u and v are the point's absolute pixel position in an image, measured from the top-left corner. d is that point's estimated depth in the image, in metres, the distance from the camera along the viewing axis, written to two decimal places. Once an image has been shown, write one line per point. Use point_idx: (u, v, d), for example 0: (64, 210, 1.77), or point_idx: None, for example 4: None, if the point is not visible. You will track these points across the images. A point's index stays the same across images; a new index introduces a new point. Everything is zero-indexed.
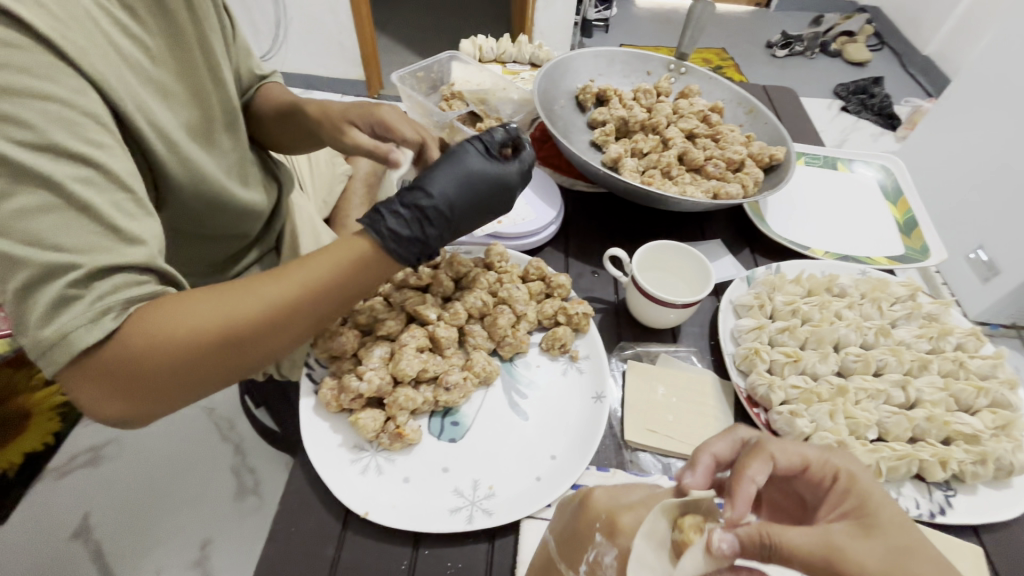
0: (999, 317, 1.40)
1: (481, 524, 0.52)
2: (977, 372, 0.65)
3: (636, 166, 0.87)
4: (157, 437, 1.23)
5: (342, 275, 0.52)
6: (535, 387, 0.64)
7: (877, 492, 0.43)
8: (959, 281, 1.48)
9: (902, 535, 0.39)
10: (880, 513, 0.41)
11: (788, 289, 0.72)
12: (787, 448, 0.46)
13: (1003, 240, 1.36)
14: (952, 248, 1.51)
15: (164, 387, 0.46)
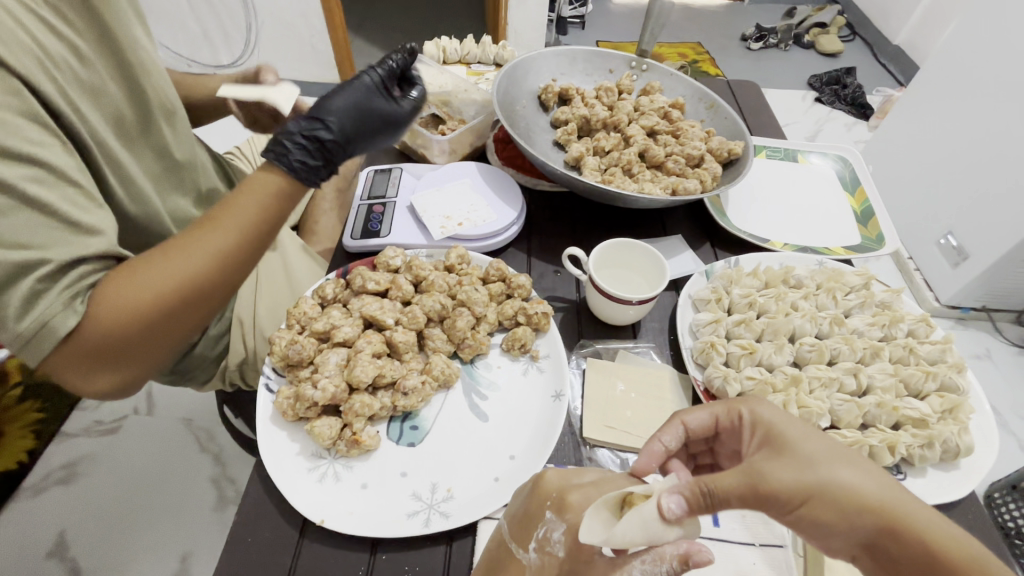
0: (970, 299, 1.44)
1: (438, 527, 0.52)
2: (927, 358, 0.67)
3: (597, 164, 0.88)
4: (136, 450, 1.22)
5: (271, 212, 0.53)
6: (495, 388, 0.64)
7: (778, 415, 0.46)
8: (931, 264, 1.51)
9: (804, 445, 0.42)
10: (781, 431, 0.44)
11: (744, 282, 0.73)
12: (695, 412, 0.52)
13: (970, 225, 1.38)
14: (924, 234, 1.54)
15: (144, 349, 0.50)
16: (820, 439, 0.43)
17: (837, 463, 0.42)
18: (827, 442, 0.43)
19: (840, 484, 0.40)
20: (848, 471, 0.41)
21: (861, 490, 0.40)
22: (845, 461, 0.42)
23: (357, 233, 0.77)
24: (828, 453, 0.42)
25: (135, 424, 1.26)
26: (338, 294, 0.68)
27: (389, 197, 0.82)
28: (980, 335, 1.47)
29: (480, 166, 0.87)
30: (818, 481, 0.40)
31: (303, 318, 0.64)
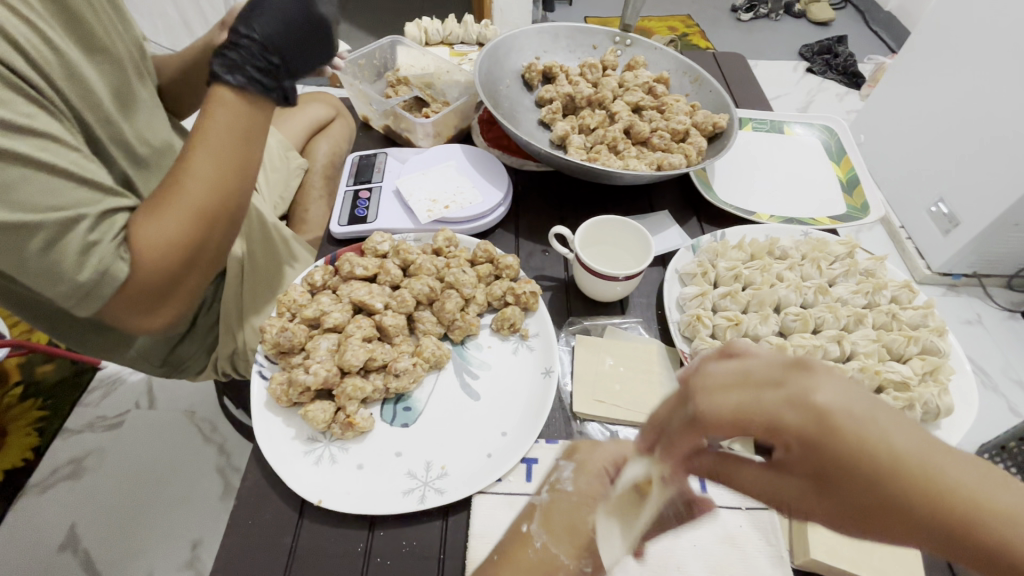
0: (962, 266, 1.45)
1: (433, 503, 0.54)
2: (909, 322, 0.68)
3: (583, 142, 0.87)
4: (139, 443, 1.24)
5: (245, 127, 0.56)
6: (486, 366, 0.66)
7: (838, 418, 0.28)
8: (922, 233, 1.52)
9: (862, 468, 0.28)
10: (836, 448, 0.28)
11: (730, 254, 0.74)
12: (712, 406, 0.30)
13: (959, 191, 1.39)
14: (915, 202, 1.54)
15: (179, 280, 0.56)
16: (894, 449, 0.28)
17: (907, 483, 0.28)
18: (900, 447, 0.28)
19: (913, 504, 0.28)
20: (927, 491, 0.28)
21: (941, 510, 0.28)
22: (928, 472, 0.28)
23: (344, 219, 0.78)
24: (898, 473, 0.28)
25: (137, 418, 1.27)
26: (327, 280, 0.69)
27: (375, 182, 0.82)
28: (972, 301, 1.48)
29: (466, 148, 0.86)
30: (885, 504, 0.29)
31: (293, 305, 0.65)
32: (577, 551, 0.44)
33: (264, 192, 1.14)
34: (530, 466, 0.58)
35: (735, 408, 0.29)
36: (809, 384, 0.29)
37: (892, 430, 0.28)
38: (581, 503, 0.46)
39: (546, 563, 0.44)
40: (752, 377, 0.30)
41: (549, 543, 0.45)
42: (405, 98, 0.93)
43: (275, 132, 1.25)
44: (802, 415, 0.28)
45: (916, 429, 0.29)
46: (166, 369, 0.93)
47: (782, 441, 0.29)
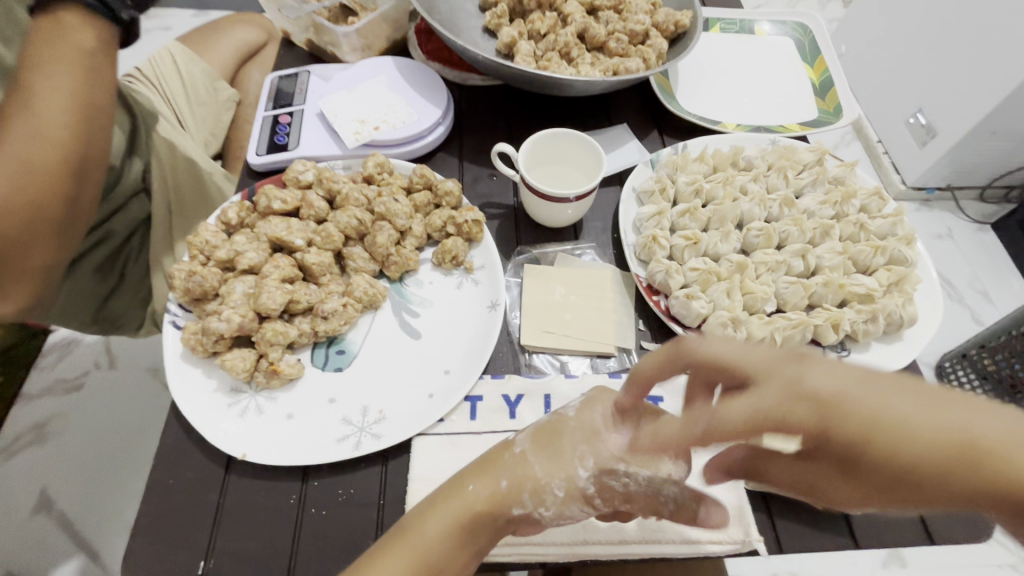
0: (937, 180, 1.36)
1: (369, 448, 0.50)
2: (877, 233, 0.64)
3: (531, 50, 0.78)
4: (104, 403, 1.16)
5: (78, 67, 0.53)
6: (427, 304, 0.60)
7: (832, 401, 0.31)
8: (897, 146, 1.40)
9: (888, 443, 0.30)
10: (852, 429, 0.30)
11: (691, 168, 0.68)
12: (719, 411, 0.34)
13: (937, 96, 1.27)
14: (893, 110, 1.40)
15: (21, 249, 0.53)
16: (909, 418, 0.29)
17: (948, 450, 0.28)
18: (915, 415, 0.29)
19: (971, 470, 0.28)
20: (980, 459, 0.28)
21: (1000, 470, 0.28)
22: (969, 437, 0.28)
23: (263, 148, 0.69)
24: (929, 441, 0.29)
25: (100, 378, 1.18)
26: (244, 218, 0.61)
27: (296, 105, 0.73)
28: (943, 216, 1.42)
29: (398, 60, 0.76)
30: (942, 479, 0.29)
31: (204, 247, 0.58)
32: (553, 469, 0.44)
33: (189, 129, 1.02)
34: (475, 404, 0.54)
35: (744, 414, 0.33)
36: (797, 372, 0.32)
37: (903, 400, 0.30)
38: (580, 433, 0.45)
39: (518, 467, 0.44)
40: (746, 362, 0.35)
41: (529, 453, 0.45)
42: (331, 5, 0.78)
43: (194, 58, 1.08)
44: (802, 408, 0.32)
45: (927, 396, 0.30)
46: (101, 326, 0.86)
47: (795, 434, 0.32)
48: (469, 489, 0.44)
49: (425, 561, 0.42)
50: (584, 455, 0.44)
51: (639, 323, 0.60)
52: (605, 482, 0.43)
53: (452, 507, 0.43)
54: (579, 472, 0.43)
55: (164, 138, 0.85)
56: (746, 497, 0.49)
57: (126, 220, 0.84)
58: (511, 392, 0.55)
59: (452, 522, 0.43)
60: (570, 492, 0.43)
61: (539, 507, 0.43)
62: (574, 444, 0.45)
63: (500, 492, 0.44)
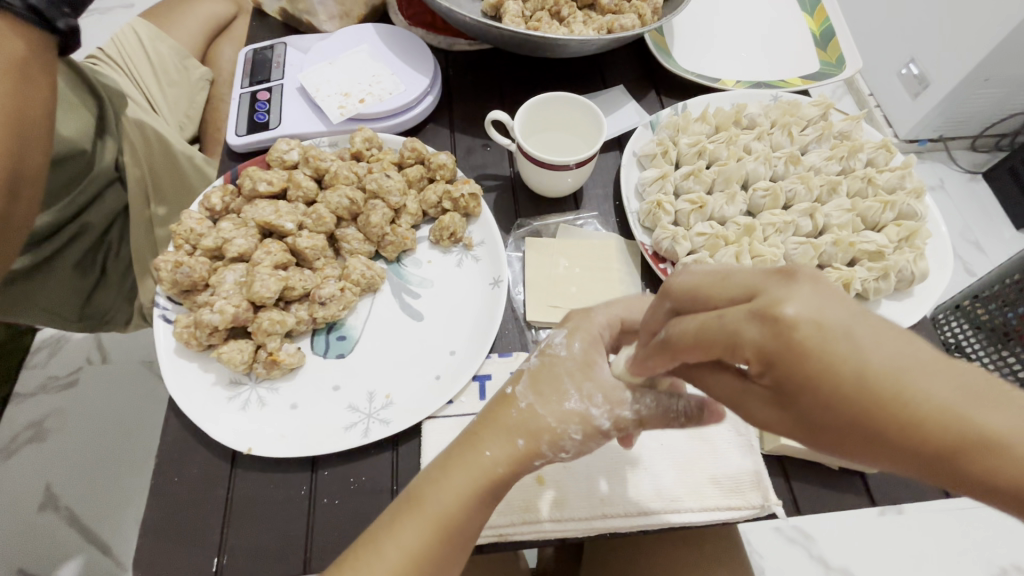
0: (928, 132, 1.34)
1: (378, 435, 0.49)
2: (885, 187, 0.62)
3: (520, 10, 0.73)
4: (101, 397, 1.13)
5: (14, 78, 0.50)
6: (427, 284, 0.58)
7: (801, 328, 0.27)
8: (888, 96, 1.37)
9: (828, 384, 0.27)
10: (801, 362, 0.27)
11: (693, 129, 0.65)
12: (683, 322, 0.32)
13: (935, 45, 1.22)
14: (885, 60, 1.37)
15: None
16: (866, 359, 0.27)
17: (877, 394, 0.26)
18: (875, 357, 0.27)
19: (879, 418, 0.26)
20: (897, 410, 0.26)
21: (916, 428, 0.26)
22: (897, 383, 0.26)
23: (242, 128, 0.65)
24: (865, 385, 0.26)
25: (93, 374, 1.15)
26: (229, 203, 0.58)
27: (274, 79, 0.68)
28: (936, 167, 1.41)
29: (380, 27, 0.72)
30: (852, 419, 0.27)
31: (190, 236, 0.55)
32: (566, 414, 0.42)
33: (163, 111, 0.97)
34: (483, 384, 0.53)
35: (700, 327, 0.31)
36: (779, 295, 0.29)
37: (871, 337, 0.27)
38: (577, 369, 0.43)
39: (532, 423, 0.42)
40: (729, 282, 0.32)
41: (536, 405, 0.42)
42: None
43: (162, 36, 1.02)
44: (758, 328, 0.29)
45: (886, 340, 0.27)
46: (88, 325, 0.84)
47: (741, 353, 0.29)
48: (485, 455, 0.42)
49: (440, 527, 0.41)
50: (593, 394, 0.42)
51: (646, 292, 0.59)
52: (618, 414, 0.41)
53: (467, 472, 0.42)
54: (592, 411, 0.41)
55: (135, 122, 0.81)
56: (762, 461, 0.49)
57: (103, 212, 0.80)
58: (520, 369, 0.53)
59: (467, 486, 0.41)
60: (589, 433, 0.42)
61: (561, 453, 0.43)
62: (577, 385, 0.43)
63: (518, 451, 0.42)
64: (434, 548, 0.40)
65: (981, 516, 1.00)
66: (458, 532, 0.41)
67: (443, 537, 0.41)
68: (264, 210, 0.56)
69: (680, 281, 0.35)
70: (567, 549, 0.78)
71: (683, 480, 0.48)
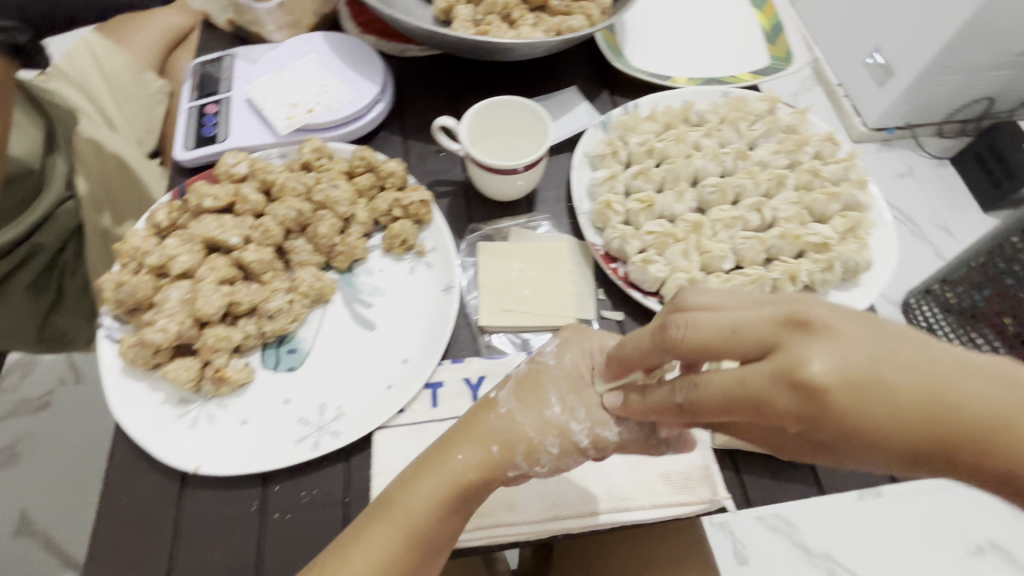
0: (896, 120, 1.28)
1: (328, 447, 0.49)
2: (831, 178, 0.63)
3: (471, 13, 0.74)
4: (74, 418, 1.12)
5: None
6: (379, 292, 0.58)
7: (832, 391, 0.29)
8: (853, 86, 1.29)
9: (870, 423, 0.30)
10: (838, 417, 0.30)
11: (642, 128, 0.66)
12: (704, 385, 0.34)
13: (900, 32, 1.14)
14: (849, 48, 1.28)
15: None
16: (899, 399, 0.29)
17: (915, 422, 0.29)
18: (904, 390, 0.30)
19: (924, 440, 0.29)
20: (936, 432, 0.29)
21: (961, 441, 0.29)
22: (928, 405, 0.29)
23: (191, 142, 0.64)
24: (902, 417, 0.29)
25: (66, 394, 1.14)
26: (175, 219, 0.57)
27: (223, 92, 0.68)
28: (905, 155, 1.36)
29: (329, 35, 0.71)
30: (901, 449, 0.30)
31: (135, 254, 0.54)
32: (544, 426, 0.44)
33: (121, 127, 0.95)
34: (435, 391, 0.53)
35: (724, 396, 0.33)
36: (799, 354, 0.30)
37: (896, 372, 0.30)
38: (564, 380, 0.46)
39: (507, 429, 0.44)
40: (740, 334, 0.32)
41: (516, 412, 0.45)
42: None
43: (117, 51, 1.00)
44: (792, 396, 0.30)
45: (910, 372, 0.30)
46: (47, 346, 0.82)
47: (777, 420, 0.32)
48: (456, 458, 0.43)
49: (409, 534, 0.41)
50: (575, 408, 0.44)
51: (598, 292, 0.59)
52: (598, 434, 0.44)
53: (436, 476, 0.43)
54: (573, 425, 0.44)
55: (89, 141, 0.81)
56: (712, 455, 0.50)
57: (55, 232, 0.78)
58: (471, 374, 0.53)
59: (435, 489, 0.42)
60: (566, 447, 0.44)
61: (536, 466, 0.44)
62: (561, 396, 0.45)
63: (491, 458, 0.43)
64: (403, 556, 0.41)
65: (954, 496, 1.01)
66: (427, 538, 0.42)
67: (412, 544, 0.41)
68: (209, 225, 0.55)
69: (683, 337, 0.34)
70: (542, 549, 0.78)
71: (635, 478, 0.49)
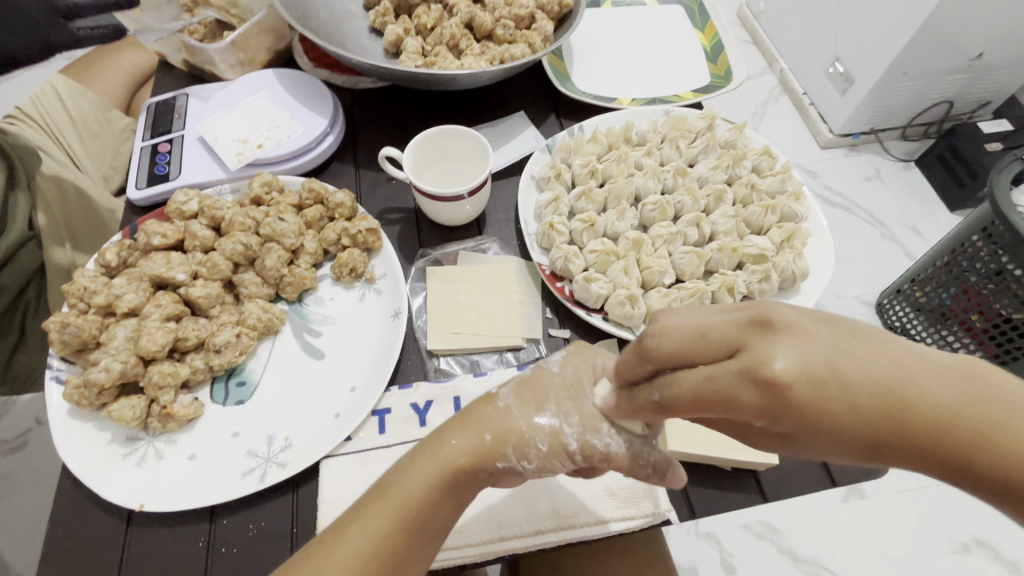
0: (860, 124, 1.32)
1: (275, 479, 0.49)
2: (768, 191, 0.66)
3: (419, 45, 0.76)
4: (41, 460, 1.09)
5: None
6: (329, 321, 0.59)
7: (795, 388, 0.28)
8: (820, 94, 1.35)
9: (832, 418, 0.28)
10: (800, 412, 0.29)
11: (585, 149, 0.68)
12: (674, 381, 0.33)
13: (858, 43, 1.19)
14: (813, 60, 1.33)
15: None
16: (861, 393, 0.28)
17: (876, 416, 0.28)
18: (866, 386, 0.28)
19: (885, 436, 0.28)
20: (896, 427, 0.28)
21: (923, 438, 0.27)
22: (893, 398, 0.28)
23: (142, 180, 0.65)
24: (865, 413, 0.28)
25: (40, 438, 1.06)
26: (125, 257, 0.58)
27: (175, 131, 0.69)
28: (871, 158, 1.38)
29: (280, 72, 0.73)
30: (869, 445, 0.29)
31: (83, 294, 0.55)
32: (537, 423, 0.43)
33: (85, 164, 0.96)
34: (383, 417, 0.53)
35: (693, 393, 0.31)
36: (763, 353, 0.29)
37: (855, 368, 0.28)
38: (564, 389, 0.44)
39: (502, 422, 0.43)
40: (709, 338, 0.31)
41: (513, 406, 0.43)
42: (201, 20, 0.75)
43: (81, 90, 1.01)
44: (755, 392, 0.29)
45: (874, 365, 0.28)
46: (10, 388, 0.80)
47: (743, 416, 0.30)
48: (451, 444, 0.42)
49: (404, 516, 0.40)
50: (570, 413, 0.43)
51: (545, 311, 0.61)
52: (589, 441, 0.42)
53: (433, 460, 0.42)
54: (565, 430, 0.42)
55: (51, 178, 0.82)
56: None
57: (17, 271, 0.79)
58: (419, 400, 0.54)
59: (430, 472, 0.41)
60: (556, 449, 0.42)
61: (523, 462, 0.42)
62: (558, 401, 0.43)
63: (484, 446, 0.42)
64: (396, 538, 0.39)
65: None
66: (418, 522, 0.40)
67: (405, 528, 0.40)
68: (156, 262, 0.56)
69: (658, 343, 0.32)
70: None
71: (579, 495, 0.49)
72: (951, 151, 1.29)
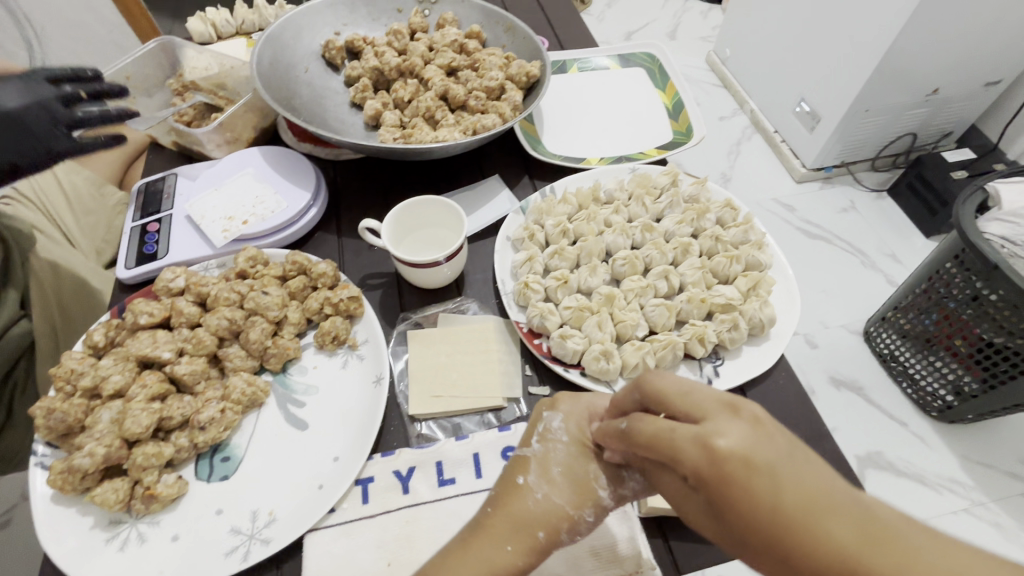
0: (831, 159, 1.37)
1: (257, 557, 0.49)
2: (732, 242, 0.69)
3: (397, 118, 0.81)
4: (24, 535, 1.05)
5: None
6: (312, 391, 0.60)
7: (729, 463, 0.31)
8: (791, 132, 1.41)
9: (746, 498, 0.30)
10: (720, 478, 0.31)
11: (557, 210, 0.71)
12: (644, 421, 0.37)
13: (821, 86, 1.26)
14: (780, 100, 1.40)
15: None
16: (780, 496, 0.29)
17: (782, 516, 0.29)
18: (788, 492, 0.29)
19: (786, 540, 0.29)
20: (805, 542, 0.28)
21: (813, 556, 0.28)
22: (805, 517, 0.28)
23: (131, 260, 0.68)
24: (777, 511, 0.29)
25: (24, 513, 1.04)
26: (112, 337, 0.60)
27: (164, 211, 0.72)
28: (844, 190, 1.44)
29: (264, 149, 0.77)
30: (770, 546, 0.29)
31: (70, 376, 0.56)
32: (580, 499, 0.45)
33: (78, 241, 0.99)
34: (366, 486, 0.54)
35: (653, 435, 0.36)
36: (715, 426, 0.32)
37: (791, 471, 0.30)
38: (578, 451, 0.47)
39: (548, 511, 0.44)
40: (690, 400, 0.35)
41: (552, 494, 0.45)
42: (192, 104, 0.81)
43: (76, 167, 1.05)
44: (696, 449, 0.32)
45: (806, 483, 0.29)
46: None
47: (682, 468, 0.33)
48: (506, 549, 0.41)
49: None
50: (598, 475, 0.45)
51: (524, 368, 0.62)
52: (622, 491, 0.45)
53: (482, 555, 0.41)
54: (601, 491, 0.45)
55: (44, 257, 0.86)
56: (638, 526, 0.51)
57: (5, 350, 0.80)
58: (401, 466, 0.55)
59: (480, 572, 0.40)
60: (599, 513, 0.44)
61: (576, 536, 0.45)
62: (583, 468, 0.46)
63: (539, 542, 0.43)
64: None
65: (939, 524, 1.00)
66: None
67: None
68: (141, 342, 0.58)
69: (654, 383, 0.39)
70: None
71: (564, 556, 0.49)
72: (920, 181, 1.35)
